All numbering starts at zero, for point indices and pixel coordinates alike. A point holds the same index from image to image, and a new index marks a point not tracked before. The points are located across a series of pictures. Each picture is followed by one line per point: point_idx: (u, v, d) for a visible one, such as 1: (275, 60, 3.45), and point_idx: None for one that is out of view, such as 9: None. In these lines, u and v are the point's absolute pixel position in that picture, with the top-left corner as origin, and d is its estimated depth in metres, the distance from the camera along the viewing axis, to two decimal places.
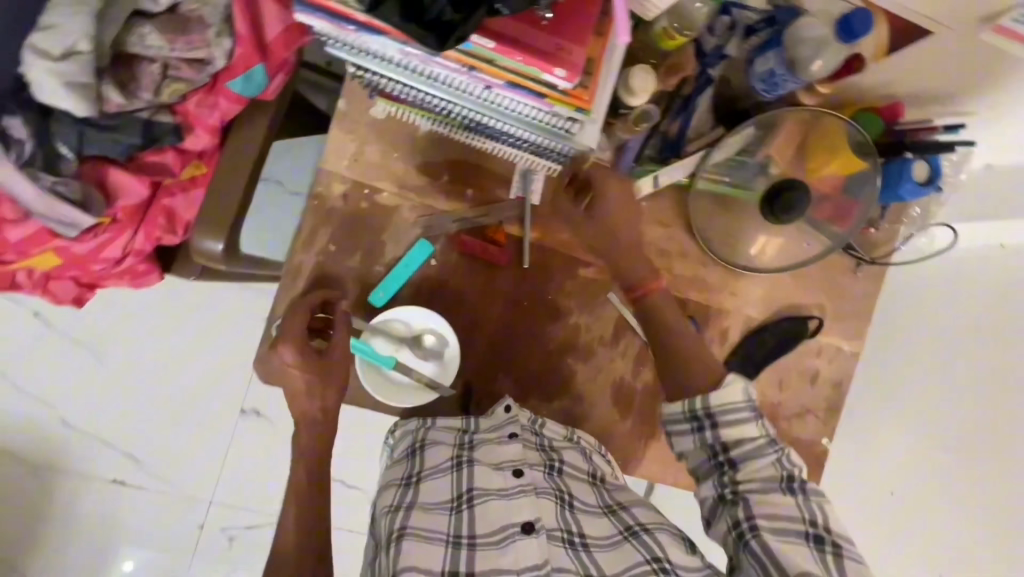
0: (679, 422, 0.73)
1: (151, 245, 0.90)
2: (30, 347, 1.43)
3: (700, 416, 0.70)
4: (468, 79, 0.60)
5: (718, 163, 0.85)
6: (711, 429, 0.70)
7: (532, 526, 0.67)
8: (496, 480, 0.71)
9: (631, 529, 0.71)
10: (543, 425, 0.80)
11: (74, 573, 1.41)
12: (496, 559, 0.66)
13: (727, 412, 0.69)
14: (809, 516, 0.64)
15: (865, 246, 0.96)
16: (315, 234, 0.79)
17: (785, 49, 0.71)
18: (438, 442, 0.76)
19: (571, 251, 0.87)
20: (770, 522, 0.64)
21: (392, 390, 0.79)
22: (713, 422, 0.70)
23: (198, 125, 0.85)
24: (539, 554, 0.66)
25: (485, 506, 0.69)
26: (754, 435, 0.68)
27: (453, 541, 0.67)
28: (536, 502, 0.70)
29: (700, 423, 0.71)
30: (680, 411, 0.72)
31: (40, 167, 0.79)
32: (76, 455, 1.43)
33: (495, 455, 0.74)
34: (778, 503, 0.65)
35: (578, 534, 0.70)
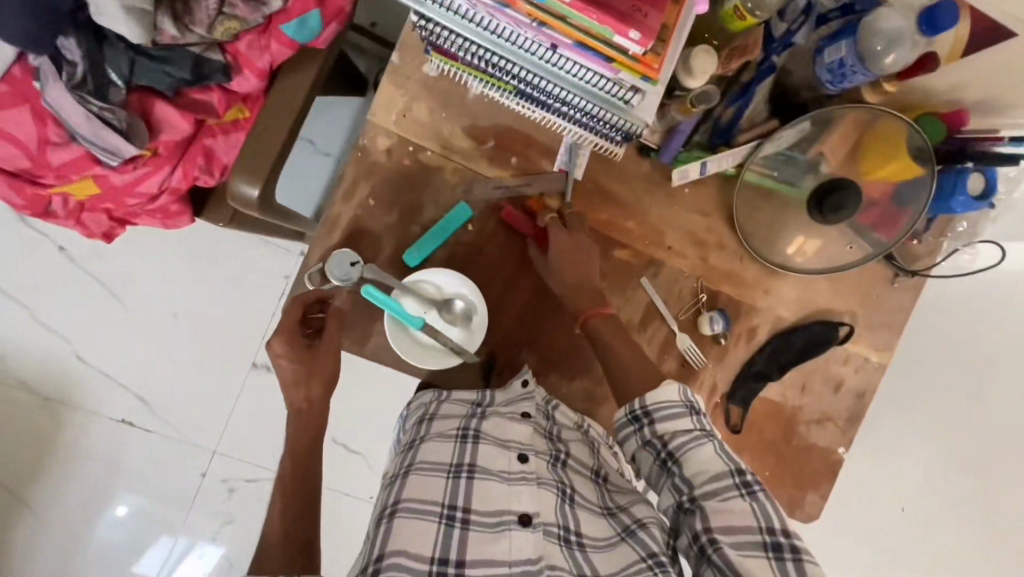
0: (623, 425, 0.70)
1: (187, 184, 0.90)
2: (52, 281, 1.45)
3: (639, 415, 0.68)
4: (535, 36, 0.60)
5: (767, 156, 0.84)
6: (651, 428, 0.67)
7: (529, 520, 0.63)
8: (500, 462, 0.68)
9: (628, 529, 0.67)
10: (556, 409, 0.78)
11: (76, 506, 1.43)
12: (489, 547, 0.62)
13: (662, 406, 0.67)
14: (765, 522, 0.59)
15: (906, 258, 0.92)
16: (355, 186, 0.79)
17: (858, 40, 0.70)
18: (449, 413, 0.74)
19: (608, 231, 0.85)
20: (727, 529, 0.59)
21: (418, 350, 0.79)
22: (650, 419, 0.67)
23: (247, 67, 0.85)
24: (534, 549, 0.62)
25: (485, 485, 0.66)
26: (688, 427, 0.66)
27: (446, 516, 0.63)
28: (538, 493, 0.66)
29: (639, 422, 0.68)
30: (622, 415, 0.70)
31: (88, 90, 0.78)
32: (88, 392, 1.44)
33: (503, 431, 0.71)
34: (733, 508, 0.60)
35: (575, 533, 0.65)
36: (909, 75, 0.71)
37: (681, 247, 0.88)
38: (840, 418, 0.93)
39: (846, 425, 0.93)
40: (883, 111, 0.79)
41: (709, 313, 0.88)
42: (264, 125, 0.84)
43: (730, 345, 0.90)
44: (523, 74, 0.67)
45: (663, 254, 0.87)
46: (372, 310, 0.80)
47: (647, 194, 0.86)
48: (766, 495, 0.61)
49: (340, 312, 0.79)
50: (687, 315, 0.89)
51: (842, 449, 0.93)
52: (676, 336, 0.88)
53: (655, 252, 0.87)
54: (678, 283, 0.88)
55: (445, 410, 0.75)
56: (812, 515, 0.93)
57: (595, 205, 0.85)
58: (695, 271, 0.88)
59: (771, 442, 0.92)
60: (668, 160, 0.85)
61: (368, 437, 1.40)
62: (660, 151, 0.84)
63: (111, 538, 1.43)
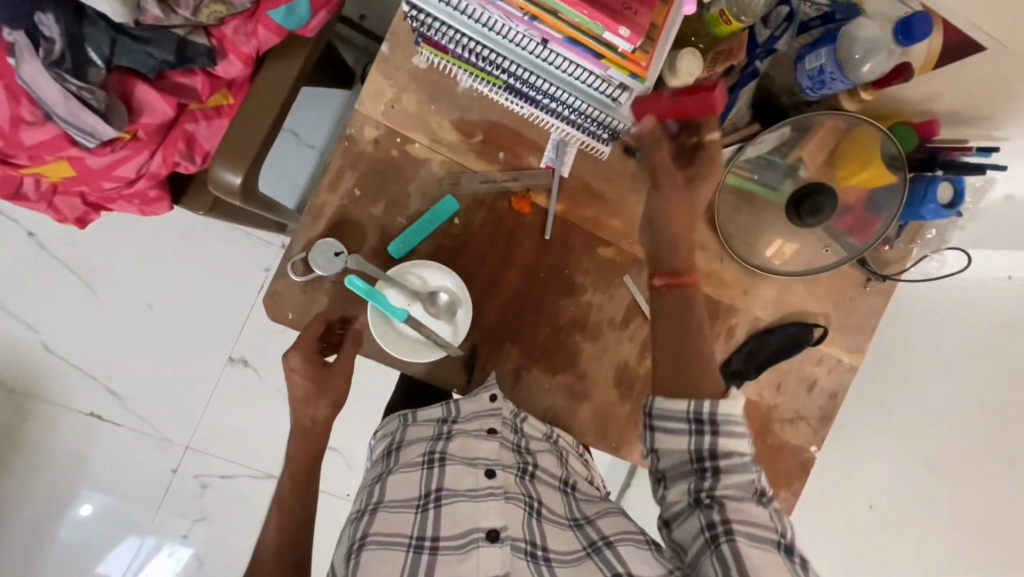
0: (676, 419, 0.62)
1: (167, 169, 0.89)
2: (21, 268, 1.40)
3: (702, 418, 0.61)
4: (526, 30, 0.61)
5: (748, 159, 0.86)
6: (710, 435, 0.61)
7: (497, 535, 0.63)
8: (466, 480, 0.68)
9: (594, 544, 0.65)
10: (524, 421, 0.79)
11: (39, 500, 1.38)
12: (458, 566, 0.62)
13: (730, 419, 0.61)
14: (784, 533, 0.57)
15: (878, 262, 0.96)
16: (341, 176, 0.78)
17: (839, 48, 0.72)
18: (416, 439, 0.76)
19: (594, 228, 0.86)
20: (750, 537, 0.56)
21: (401, 343, 0.78)
22: (714, 427, 0.61)
23: (232, 52, 0.84)
24: (501, 564, 0.61)
25: (452, 507, 0.66)
26: (740, 443, 0.61)
27: (415, 545, 0.64)
28: (505, 508, 0.65)
29: (699, 426, 0.61)
30: (683, 410, 0.62)
31: (67, 69, 0.76)
32: (55, 384, 1.40)
33: (469, 450, 0.72)
34: (759, 518, 0.58)
35: (541, 548, 0.64)
36: (883, 85, 0.74)
37: None
38: (812, 417, 0.95)
39: (818, 424, 0.95)
40: (858, 117, 0.82)
41: None
42: (248, 111, 0.83)
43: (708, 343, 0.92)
44: (513, 69, 0.68)
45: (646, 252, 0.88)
46: (354, 301, 0.79)
47: (633, 192, 0.87)
48: (785, 514, 0.59)
49: (323, 303, 0.79)
50: None
51: (814, 448, 0.95)
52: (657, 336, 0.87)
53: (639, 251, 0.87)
54: None
55: (411, 437, 0.77)
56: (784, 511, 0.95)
57: (581, 202, 0.86)
58: None
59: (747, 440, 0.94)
60: (654, 160, 0.84)
61: (346, 433, 1.38)
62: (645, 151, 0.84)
63: (76, 535, 1.39)
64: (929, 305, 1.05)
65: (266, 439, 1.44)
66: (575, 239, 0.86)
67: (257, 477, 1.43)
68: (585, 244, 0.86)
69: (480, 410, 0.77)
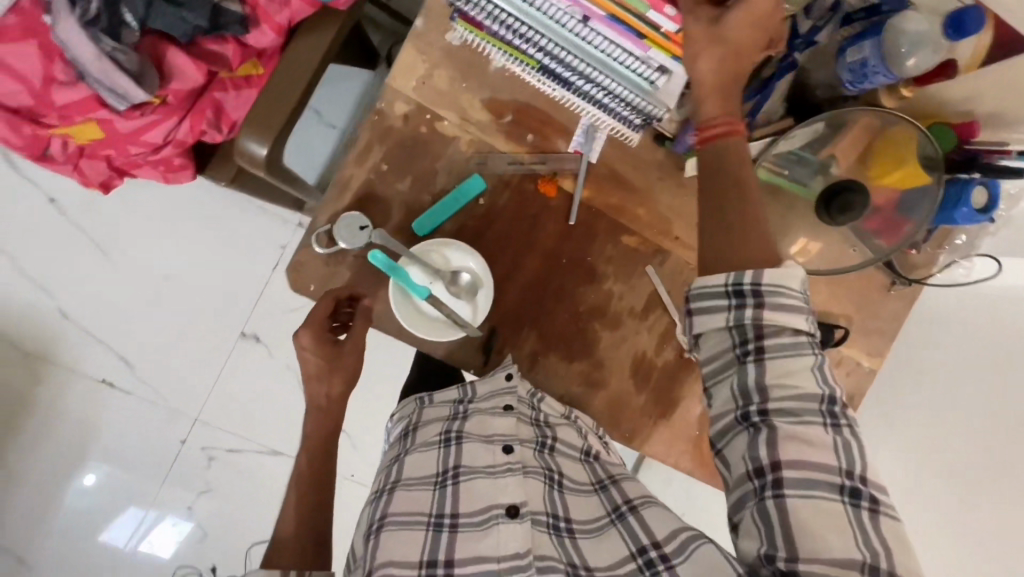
0: (714, 297, 0.55)
1: (193, 138, 0.89)
2: (41, 233, 1.41)
3: (744, 291, 0.53)
4: (567, 6, 0.61)
5: (779, 153, 0.84)
6: (754, 311, 0.53)
7: (517, 510, 0.62)
8: (484, 457, 0.68)
9: (619, 510, 0.66)
10: (542, 401, 0.79)
11: (49, 464, 1.40)
12: (479, 542, 0.62)
13: (779, 293, 0.52)
14: (844, 464, 0.50)
15: (904, 265, 0.94)
16: (369, 150, 0.78)
17: (884, 41, 0.70)
18: (431, 419, 0.77)
19: (619, 216, 0.85)
20: (797, 472, 0.51)
21: (422, 321, 0.78)
22: (759, 301, 0.53)
23: (265, 21, 0.83)
24: (522, 541, 0.61)
25: (470, 484, 0.66)
26: (797, 327, 0.53)
27: (434, 523, 0.64)
28: (524, 482, 0.65)
29: (741, 299, 0.54)
30: (721, 286, 0.55)
31: (101, 28, 0.76)
32: (70, 350, 1.41)
33: (485, 428, 0.72)
34: (813, 441, 0.51)
35: (564, 520, 0.65)
36: (926, 81, 0.75)
37: (689, 238, 0.87)
38: None
39: None
40: (897, 116, 0.80)
41: None
42: (277, 82, 0.82)
43: None
44: (550, 48, 0.68)
45: (670, 243, 0.86)
46: (376, 277, 0.79)
47: (660, 182, 0.86)
48: (854, 432, 0.52)
49: (345, 277, 0.78)
50: None
51: None
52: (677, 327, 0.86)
53: (663, 241, 0.86)
54: (682, 276, 0.87)
55: (428, 417, 0.78)
56: None
57: (607, 189, 0.85)
58: None
59: None
60: (682, 150, 0.83)
61: (355, 413, 1.38)
62: (674, 140, 0.83)
63: (83, 500, 1.40)
64: (953, 313, 1.03)
65: (274, 415, 1.45)
66: (600, 226, 0.85)
67: (264, 452, 1.44)
68: (610, 232, 0.85)
69: (497, 389, 0.77)
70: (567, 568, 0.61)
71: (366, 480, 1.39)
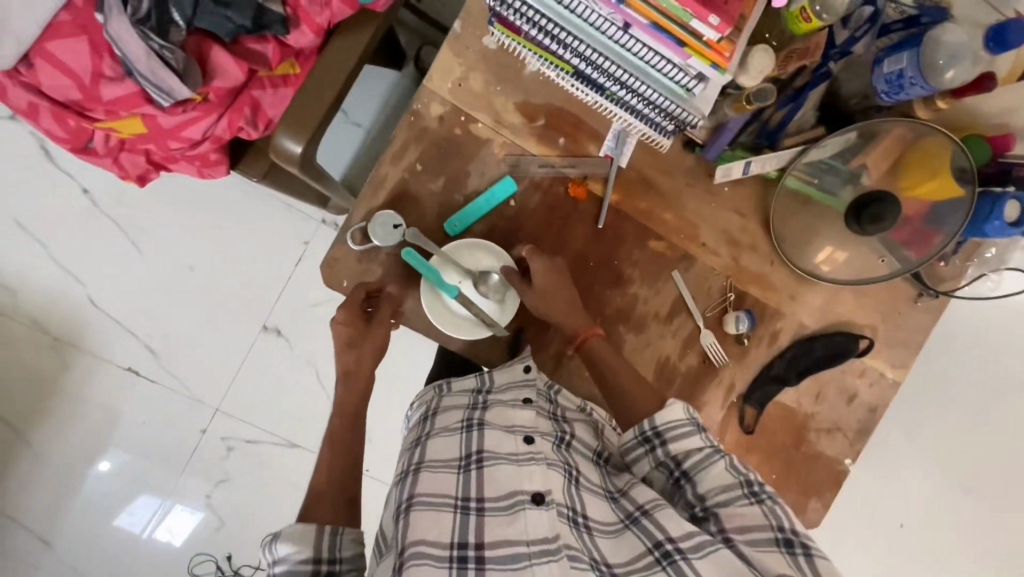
0: (633, 446, 0.74)
1: (231, 134, 0.91)
2: (73, 224, 1.45)
3: (649, 435, 0.72)
4: (609, 13, 0.61)
5: (809, 162, 0.85)
6: (661, 447, 0.71)
7: (542, 498, 0.64)
8: (507, 445, 0.70)
9: (631, 516, 0.67)
10: (558, 393, 0.81)
11: (72, 448, 1.43)
12: (505, 528, 0.62)
13: (672, 427, 0.71)
14: (776, 522, 0.62)
15: (931, 277, 0.94)
16: (404, 150, 0.79)
17: (922, 52, 0.70)
18: (450, 406, 0.78)
19: (647, 221, 0.86)
20: (742, 535, 0.62)
21: (450, 320, 0.79)
22: (661, 439, 0.71)
23: (305, 22, 0.85)
24: (549, 527, 0.62)
25: (494, 470, 0.67)
26: (698, 446, 0.70)
27: (461, 506, 0.65)
28: (547, 472, 0.67)
29: (651, 443, 0.72)
30: (632, 437, 0.74)
31: (151, 27, 0.78)
32: (97, 337, 1.45)
33: (507, 419, 0.74)
34: (746, 513, 0.63)
35: (582, 516, 0.66)
36: (962, 94, 0.73)
37: (714, 245, 0.89)
38: (849, 429, 0.95)
39: (854, 437, 0.94)
40: (932, 127, 0.80)
41: (735, 312, 0.89)
42: (317, 82, 0.85)
43: (751, 346, 0.91)
44: (587, 53, 0.69)
45: (697, 249, 0.88)
46: (407, 274, 0.80)
47: (688, 188, 0.87)
48: (775, 501, 0.64)
49: (377, 273, 0.80)
50: (713, 313, 0.90)
51: (848, 460, 0.95)
52: (700, 333, 0.89)
53: (688, 247, 0.88)
54: (708, 280, 0.89)
55: (446, 404, 0.79)
56: (812, 522, 0.94)
57: (636, 194, 0.86)
58: (725, 270, 0.89)
59: (781, 447, 0.93)
60: (712, 157, 0.86)
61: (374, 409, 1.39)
62: (705, 147, 0.85)
63: (104, 485, 1.43)
64: (979, 328, 1.02)
65: (293, 408, 1.47)
66: (627, 230, 0.86)
67: (281, 444, 1.46)
68: (637, 237, 0.86)
69: (514, 381, 0.80)
70: (591, 563, 0.62)
71: (383, 477, 1.40)
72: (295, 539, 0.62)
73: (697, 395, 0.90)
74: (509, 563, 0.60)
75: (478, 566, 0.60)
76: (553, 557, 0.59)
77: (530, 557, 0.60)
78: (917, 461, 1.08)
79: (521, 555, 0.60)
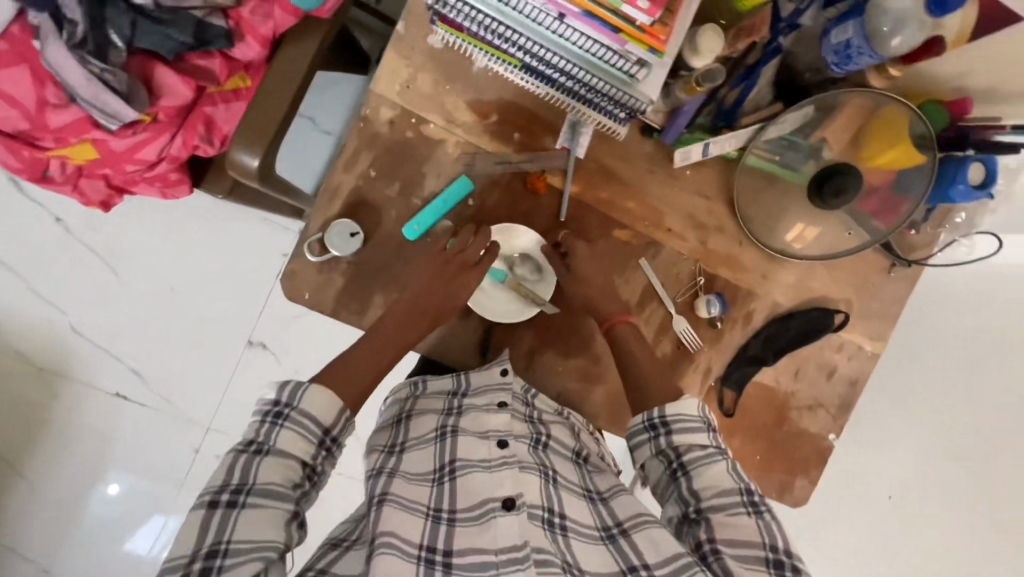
0: (638, 431, 0.75)
1: (187, 152, 0.91)
2: (49, 252, 1.43)
3: (657, 423, 0.73)
4: (542, 4, 0.60)
5: (770, 140, 0.84)
6: (666, 438, 0.72)
7: (513, 503, 0.65)
8: (480, 451, 0.71)
9: (609, 531, 0.68)
10: (536, 397, 0.80)
11: (65, 478, 1.42)
12: (476, 537, 0.64)
13: (681, 419, 0.72)
14: (770, 541, 0.64)
15: (903, 247, 0.93)
16: (357, 157, 0.78)
17: (867, 20, 0.69)
18: (425, 410, 0.78)
19: (610, 210, 0.86)
20: (732, 544, 0.64)
21: (501, 309, 0.84)
22: (668, 430, 0.72)
23: (250, 34, 0.85)
24: (519, 534, 0.63)
25: (467, 477, 0.68)
26: (704, 445, 0.71)
27: (433, 515, 0.66)
28: (519, 476, 0.68)
29: (655, 430, 0.73)
30: (640, 422, 0.75)
31: (89, 50, 0.77)
32: (83, 364, 1.44)
33: (481, 424, 0.74)
34: (741, 523, 0.65)
35: (558, 515, 0.66)
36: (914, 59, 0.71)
37: (681, 229, 0.88)
38: (831, 405, 0.94)
39: (837, 412, 0.94)
40: (890, 96, 0.79)
41: (706, 296, 0.88)
42: (266, 94, 0.83)
43: (725, 329, 0.90)
44: (528, 46, 0.68)
45: (663, 235, 0.87)
46: (370, 281, 0.79)
47: (649, 174, 0.86)
48: (771, 516, 0.66)
49: (339, 283, 0.79)
50: (685, 298, 0.89)
51: (832, 435, 0.94)
52: (673, 319, 0.88)
53: (654, 234, 0.87)
54: (676, 265, 0.88)
55: (422, 407, 0.79)
56: (800, 500, 0.94)
57: (597, 183, 0.85)
58: (694, 254, 0.88)
59: (764, 428, 0.93)
60: (671, 141, 0.85)
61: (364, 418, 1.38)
62: (663, 131, 0.84)
63: (104, 511, 1.43)
64: None
65: None
66: (591, 221, 0.85)
67: None
68: (602, 227, 0.86)
69: (491, 383, 0.78)
70: (563, 565, 0.62)
71: None
72: (322, 407, 0.65)
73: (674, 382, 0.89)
74: (479, 571, 0.61)
75: (446, 571, 0.62)
76: (521, 565, 0.60)
77: (499, 566, 0.61)
78: (904, 439, 1.12)
79: (489, 564, 0.61)
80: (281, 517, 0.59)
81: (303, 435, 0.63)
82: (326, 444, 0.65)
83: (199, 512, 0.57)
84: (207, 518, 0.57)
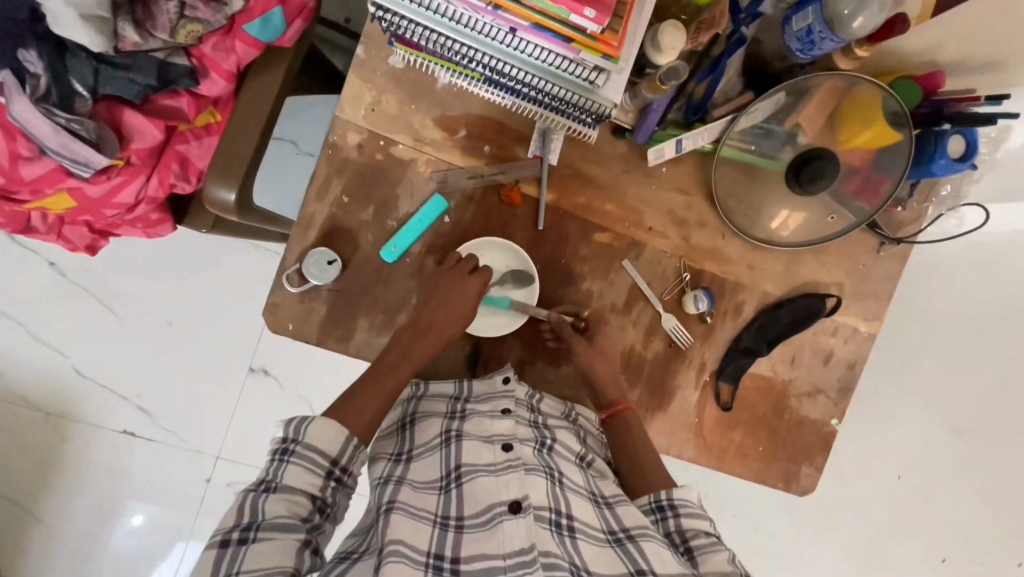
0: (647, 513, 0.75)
1: (164, 192, 0.92)
2: (46, 298, 1.44)
3: (664, 504, 0.74)
4: (492, 20, 0.60)
5: (743, 129, 0.82)
6: (673, 519, 0.72)
7: (519, 505, 0.64)
8: (484, 455, 0.70)
9: (616, 535, 0.67)
10: (541, 402, 0.81)
11: (79, 519, 1.42)
12: (484, 542, 0.63)
13: (687, 503, 0.73)
14: None
15: (892, 225, 0.92)
16: (328, 184, 0.78)
17: (825, 6, 0.69)
18: (428, 414, 0.77)
19: (588, 214, 0.85)
20: None
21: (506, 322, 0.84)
22: (675, 512, 0.73)
23: (213, 70, 0.85)
24: (526, 537, 0.62)
25: (474, 483, 0.67)
26: (708, 530, 0.71)
27: (440, 522, 0.65)
28: (525, 479, 0.67)
29: (663, 512, 0.74)
30: (646, 504, 0.76)
31: (53, 102, 0.78)
32: (87, 405, 1.43)
33: (486, 428, 0.73)
34: None
35: (566, 517, 0.66)
36: (877, 39, 0.72)
37: (661, 227, 0.87)
38: (831, 390, 0.93)
39: (837, 397, 0.93)
40: (859, 78, 0.78)
41: (694, 292, 0.87)
42: (235, 126, 0.82)
43: (716, 323, 0.89)
44: (486, 61, 0.67)
45: (644, 235, 0.87)
46: (354, 306, 0.79)
47: (625, 174, 0.85)
48: None
49: (322, 311, 0.79)
50: (672, 295, 0.88)
51: (835, 420, 0.93)
52: (661, 317, 0.87)
53: (636, 234, 0.86)
54: (660, 263, 0.87)
55: (425, 412, 0.77)
56: (808, 488, 0.93)
57: (572, 188, 0.84)
58: (677, 250, 0.88)
59: (764, 419, 0.92)
60: (644, 140, 0.84)
61: None
62: (635, 131, 0.83)
63: (125, 545, 1.43)
64: None
65: None
66: (570, 226, 0.85)
67: None
68: (581, 231, 0.85)
69: (493, 390, 0.78)
70: (571, 568, 0.62)
71: None
72: (328, 438, 0.65)
73: (668, 379, 0.88)
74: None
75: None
76: (528, 569, 0.59)
77: (506, 570, 0.60)
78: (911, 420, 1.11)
79: (497, 569, 0.60)
80: (291, 547, 0.58)
81: (309, 468, 0.63)
82: (334, 475, 0.65)
83: (211, 551, 0.57)
84: (219, 557, 0.57)
